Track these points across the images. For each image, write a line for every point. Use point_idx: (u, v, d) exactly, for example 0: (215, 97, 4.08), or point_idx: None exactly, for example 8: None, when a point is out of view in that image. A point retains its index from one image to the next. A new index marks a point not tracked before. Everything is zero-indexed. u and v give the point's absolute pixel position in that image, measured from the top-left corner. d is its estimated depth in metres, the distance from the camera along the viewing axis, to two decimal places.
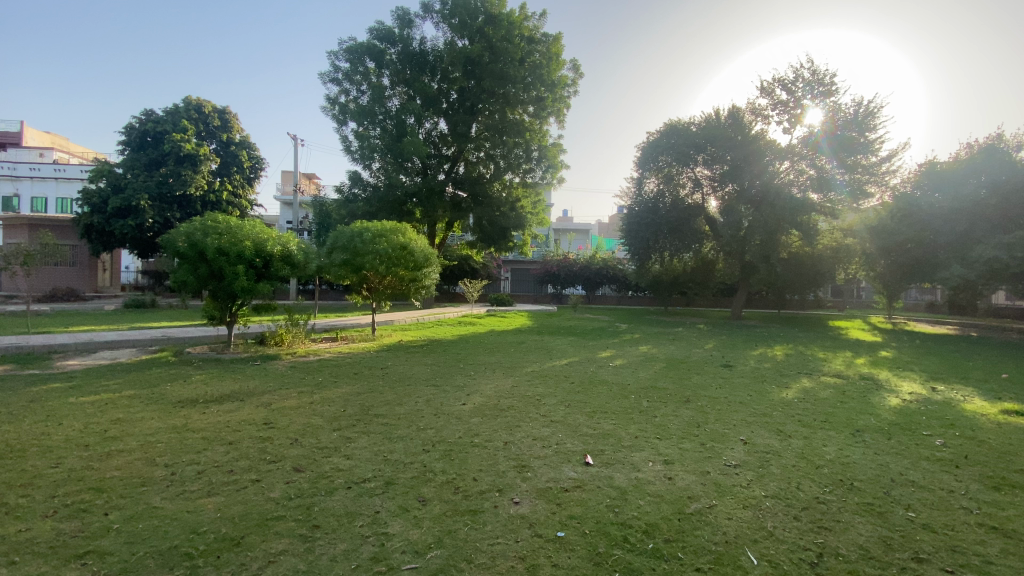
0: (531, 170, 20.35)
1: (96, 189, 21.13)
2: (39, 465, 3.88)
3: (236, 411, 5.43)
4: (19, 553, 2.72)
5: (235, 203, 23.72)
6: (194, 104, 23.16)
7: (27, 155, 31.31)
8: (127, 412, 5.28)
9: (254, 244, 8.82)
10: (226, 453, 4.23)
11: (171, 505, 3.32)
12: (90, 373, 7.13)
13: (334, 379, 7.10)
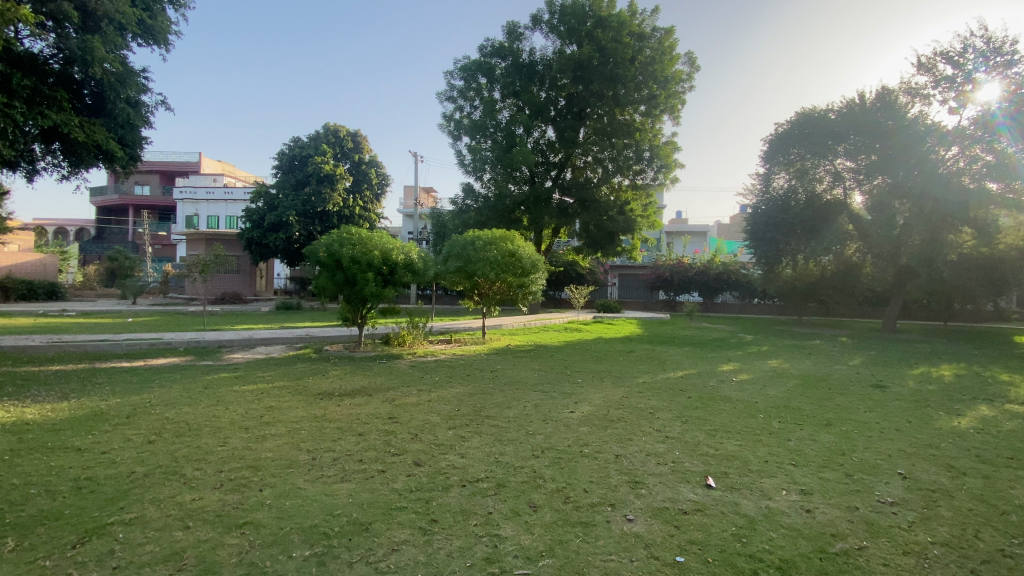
0: (642, 171, 19.82)
1: (257, 208, 24.70)
2: (211, 442, 4.57)
3: (363, 405, 5.92)
4: (195, 518, 3.19)
5: (365, 216, 26.23)
6: (332, 129, 26.06)
7: (205, 180, 37.49)
8: (276, 401, 6.02)
9: (382, 253, 9.63)
10: (357, 443, 4.62)
11: (312, 487, 3.69)
12: (250, 365, 8.31)
13: (448, 380, 7.45)
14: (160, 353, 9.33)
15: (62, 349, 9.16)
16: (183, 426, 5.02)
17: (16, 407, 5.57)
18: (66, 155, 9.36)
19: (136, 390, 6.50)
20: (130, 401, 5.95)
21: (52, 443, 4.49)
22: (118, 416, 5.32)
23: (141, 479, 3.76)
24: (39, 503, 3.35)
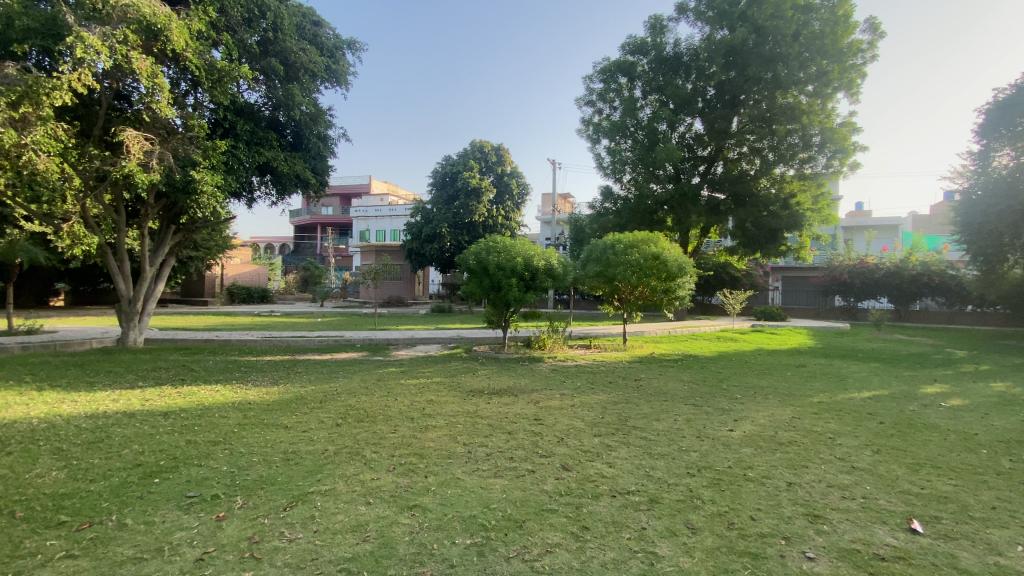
0: (811, 159, 17.54)
1: (416, 222, 27.49)
2: (383, 429, 5.15)
3: (511, 405, 6.14)
4: (374, 496, 3.60)
5: (507, 225, 27.50)
6: (478, 145, 27.83)
7: (373, 200, 42.90)
8: (434, 396, 6.57)
9: (524, 259, 9.95)
10: (507, 441, 4.81)
11: (470, 479, 3.92)
12: (412, 362, 9.23)
13: (591, 386, 7.37)
14: (341, 348, 10.88)
15: (273, 343, 11.23)
16: (361, 413, 5.75)
17: (246, 388, 6.95)
18: (274, 185, 11.41)
19: (325, 379, 7.66)
20: (322, 388, 7.01)
21: (267, 420, 5.49)
22: (313, 401, 6.30)
23: (331, 457, 4.38)
24: (259, 470, 4.10)
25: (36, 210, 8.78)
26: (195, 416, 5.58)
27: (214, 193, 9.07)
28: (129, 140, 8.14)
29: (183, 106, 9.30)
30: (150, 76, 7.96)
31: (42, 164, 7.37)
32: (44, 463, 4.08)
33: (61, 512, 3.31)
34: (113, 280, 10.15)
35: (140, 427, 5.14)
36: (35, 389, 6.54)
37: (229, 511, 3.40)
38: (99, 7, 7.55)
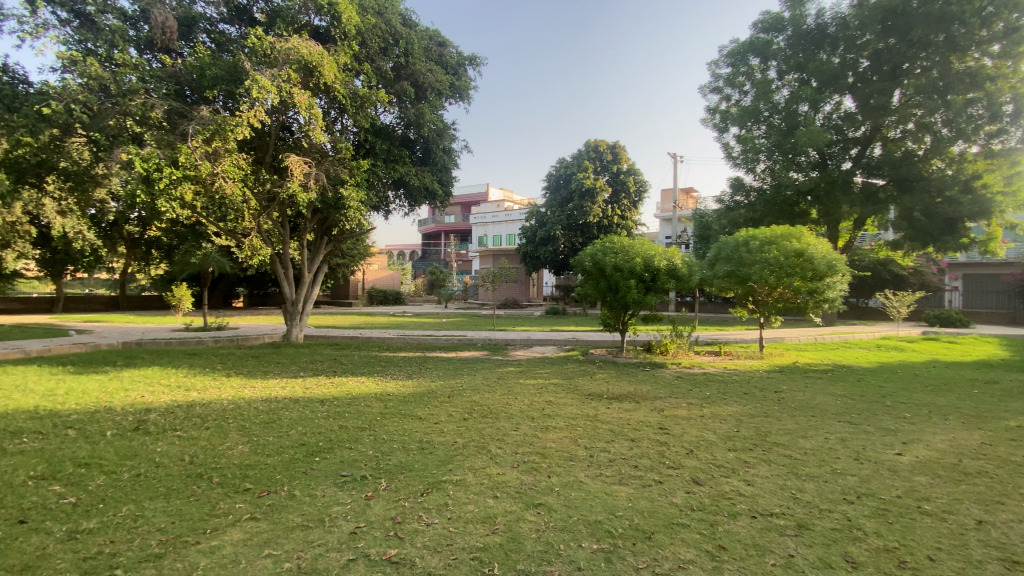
0: (1002, 132, 14.46)
1: (531, 225, 28.08)
2: (506, 426, 5.32)
3: (633, 411, 5.95)
4: (500, 490, 3.73)
5: (624, 225, 26.83)
6: (593, 144, 27.55)
7: (491, 207, 44.76)
8: (554, 397, 6.64)
9: (644, 260, 9.61)
10: (631, 448, 4.66)
11: (594, 483, 3.88)
12: (530, 363, 9.43)
13: (721, 396, 6.84)
14: (465, 347, 11.51)
15: (405, 341, 12.25)
16: (485, 409, 6.01)
17: (385, 381, 7.69)
18: (407, 197, 12.46)
19: (451, 375, 8.17)
20: (449, 384, 7.46)
21: (404, 411, 6.00)
22: (442, 395, 6.75)
23: (460, 449, 4.64)
24: (398, 456, 4.49)
25: (226, 227, 10.62)
26: (345, 404, 6.30)
27: (358, 207, 10.17)
28: (293, 164, 9.45)
29: (332, 131, 10.56)
30: (307, 107, 9.16)
31: (229, 189, 8.88)
32: (234, 438, 4.91)
33: (247, 479, 3.96)
34: (281, 284, 11.87)
35: (302, 412, 5.94)
36: (226, 375, 7.92)
37: (375, 492, 3.76)
38: (269, 53, 8.88)
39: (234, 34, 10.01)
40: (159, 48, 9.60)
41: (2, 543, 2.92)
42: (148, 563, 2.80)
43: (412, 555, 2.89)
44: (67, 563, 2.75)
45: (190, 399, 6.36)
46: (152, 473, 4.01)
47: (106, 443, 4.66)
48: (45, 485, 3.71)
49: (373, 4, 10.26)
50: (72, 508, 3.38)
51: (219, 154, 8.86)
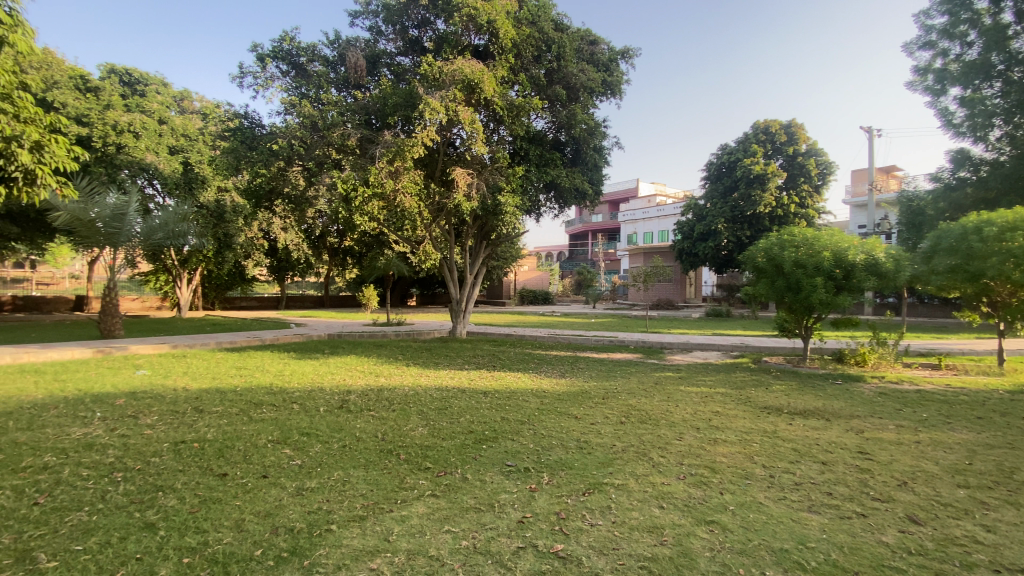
0: None
1: (688, 220, 26.43)
2: (669, 434, 5.07)
3: (822, 430, 5.17)
4: (667, 501, 3.56)
5: (801, 214, 23.65)
6: (763, 126, 24.83)
7: (641, 203, 43.20)
8: (721, 407, 6.12)
9: (834, 255, 8.33)
10: (821, 473, 4.06)
11: (776, 507, 3.47)
12: (691, 368, 8.85)
13: (944, 420, 5.56)
14: (617, 349, 11.30)
15: (558, 340, 12.50)
16: (644, 414, 5.80)
17: (542, 379, 7.94)
18: (558, 200, 12.74)
19: (606, 376, 8.07)
20: (604, 385, 7.39)
21: (561, 409, 6.12)
22: (597, 396, 6.71)
23: (621, 452, 4.56)
24: (558, 452, 4.59)
25: (402, 236, 12.04)
26: (506, 398, 6.66)
27: (515, 212, 10.66)
28: (458, 176, 10.32)
29: (490, 142, 11.27)
30: (470, 122, 9.90)
31: (407, 203, 10.04)
32: (414, 421, 5.54)
33: (427, 459, 4.42)
34: (447, 286, 13.07)
35: (469, 402, 6.44)
36: (405, 365, 8.98)
37: (539, 485, 3.90)
38: (437, 77, 9.80)
39: (408, 64, 11.34)
40: (352, 84, 11.32)
41: (254, 491, 3.71)
42: (355, 523, 3.30)
43: (578, 552, 2.91)
44: (297, 514, 3.38)
45: (378, 385, 7.35)
46: (354, 446, 4.72)
47: (320, 417, 5.64)
48: (279, 447, 4.63)
49: (527, 16, 10.69)
50: (299, 468, 4.15)
51: (398, 172, 10.07)
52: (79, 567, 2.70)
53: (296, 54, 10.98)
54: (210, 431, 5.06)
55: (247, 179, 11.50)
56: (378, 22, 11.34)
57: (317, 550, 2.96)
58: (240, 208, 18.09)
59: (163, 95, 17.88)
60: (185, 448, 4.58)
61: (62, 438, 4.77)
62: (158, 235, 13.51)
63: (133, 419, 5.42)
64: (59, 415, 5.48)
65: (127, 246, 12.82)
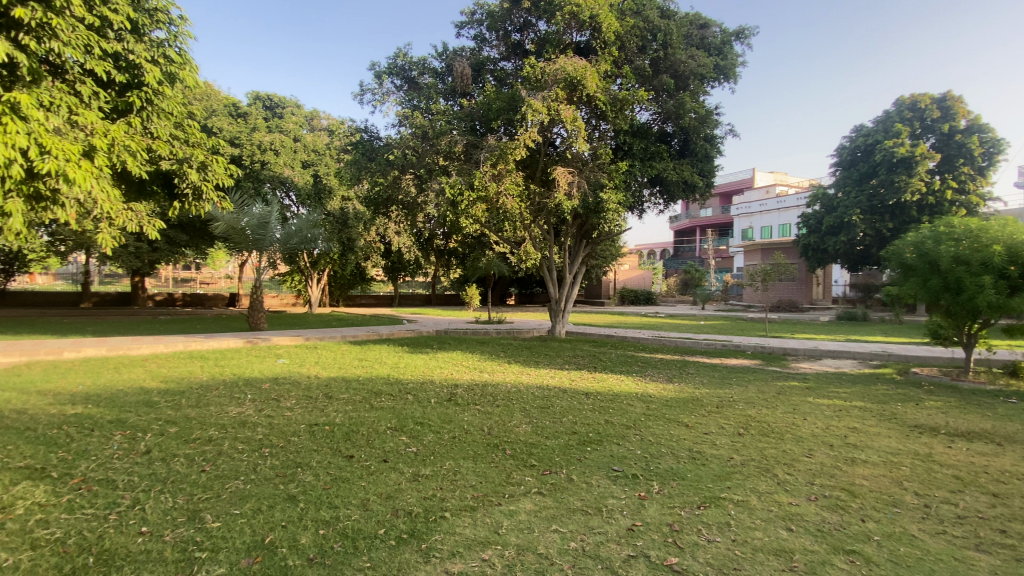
0: None
1: (814, 212, 23.85)
2: (795, 450, 4.59)
3: (996, 458, 4.34)
4: (796, 523, 3.22)
5: (960, 201, 20.20)
6: (908, 102, 21.61)
7: (758, 194, 39.77)
8: (859, 424, 5.41)
9: (1009, 248, 6.97)
10: (994, 507, 3.41)
11: (933, 541, 2.98)
12: (820, 378, 7.95)
13: None
14: (731, 354, 10.51)
15: (664, 343, 11.97)
16: (765, 426, 5.33)
17: (648, 383, 7.64)
18: (664, 194, 12.19)
19: (719, 384, 7.54)
20: (717, 393, 6.91)
21: (669, 415, 5.84)
22: (710, 404, 6.30)
23: (740, 466, 4.21)
24: (669, 461, 4.37)
25: (504, 236, 12.32)
26: (610, 400, 6.51)
27: (617, 209, 10.38)
28: (560, 176, 10.30)
29: (593, 139, 11.13)
30: (572, 121, 9.84)
31: (510, 204, 10.24)
32: (519, 418, 5.63)
33: (533, 457, 4.47)
34: (547, 286, 13.13)
35: (572, 402, 6.41)
36: (508, 363, 9.19)
37: (649, 493, 3.74)
38: (540, 78, 9.89)
39: (511, 68, 11.61)
40: (459, 93, 11.84)
41: (376, 474, 4.01)
42: (466, 513, 3.42)
43: (694, 568, 2.75)
44: (414, 499, 3.59)
45: (483, 380, 7.61)
46: (464, 438, 4.91)
47: (431, 408, 5.96)
48: (396, 435, 4.97)
49: (631, 6, 10.38)
50: (414, 456, 4.42)
51: (502, 174, 10.32)
52: (239, 530, 3.12)
53: (409, 69, 11.76)
54: (338, 416, 5.60)
55: (367, 188, 12.55)
56: (483, 30, 11.72)
57: (432, 536, 3.12)
58: (360, 215, 19.79)
59: (297, 115, 20.17)
60: (318, 430, 5.11)
61: (223, 415, 5.57)
62: (293, 241, 15.18)
63: (277, 402, 6.18)
64: (220, 395, 6.41)
65: (270, 250, 14.65)
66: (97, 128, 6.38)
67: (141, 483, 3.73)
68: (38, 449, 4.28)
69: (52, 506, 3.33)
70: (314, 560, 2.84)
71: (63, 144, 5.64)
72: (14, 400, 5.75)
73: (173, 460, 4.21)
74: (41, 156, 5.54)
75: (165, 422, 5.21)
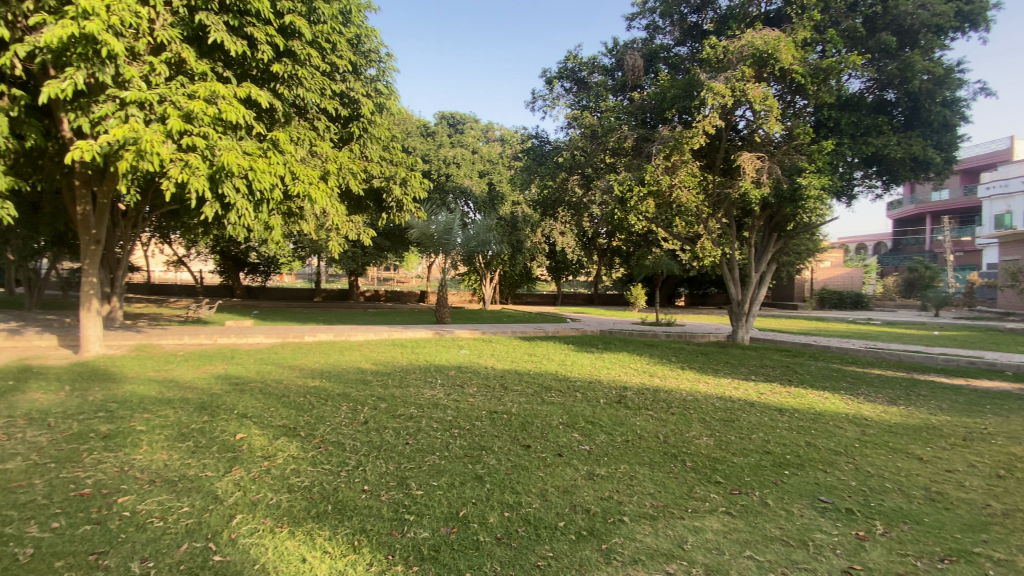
0: None
1: None
2: None
3: None
4: None
5: None
6: None
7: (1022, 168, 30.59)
8: None
9: None
10: None
11: None
12: None
13: None
14: (981, 374, 8.22)
15: (880, 356, 9.97)
16: None
17: (858, 401, 6.44)
18: (882, 175, 10.16)
19: (965, 411, 5.96)
20: (962, 422, 5.49)
21: (893, 444, 4.81)
22: (951, 435, 5.03)
23: (1003, 518, 3.28)
24: (894, 498, 3.61)
25: (676, 232, 11.64)
26: (810, 420, 5.63)
27: (819, 196, 8.98)
28: (745, 162, 9.33)
29: (786, 117, 9.83)
30: (762, 100, 8.83)
31: (685, 198, 9.63)
32: (698, 428, 5.23)
33: (717, 472, 4.10)
34: (727, 285, 12.03)
35: (762, 418, 5.71)
36: (682, 368, 8.66)
37: (870, 533, 3.13)
38: (722, 58, 9.12)
39: (687, 53, 10.94)
40: (630, 87, 11.56)
41: (553, 467, 4.12)
42: (646, 521, 3.29)
43: None
44: (592, 498, 3.58)
45: (656, 385, 7.28)
46: (639, 443, 4.74)
47: (602, 408, 5.91)
48: (569, 431, 5.05)
49: None
50: (588, 454, 4.43)
51: (676, 166, 9.76)
52: (439, 501, 3.48)
53: (579, 70, 11.87)
54: (514, 406, 5.92)
55: (538, 191, 13.06)
56: (655, 18, 11.23)
57: (612, 538, 3.07)
58: (529, 217, 20.72)
59: (475, 129, 22.06)
60: (497, 418, 5.47)
61: (419, 396, 6.35)
62: (472, 244, 16.54)
63: (461, 388, 6.81)
64: (416, 379, 7.33)
65: (453, 253, 16.24)
66: (328, 155, 7.83)
67: (361, 449, 4.45)
68: (291, 412, 5.43)
69: (301, 459, 4.17)
70: (501, 539, 3.03)
71: (307, 170, 7.04)
72: (274, 372, 7.41)
73: (384, 431, 4.94)
74: (294, 181, 7.01)
75: (376, 398, 6.14)
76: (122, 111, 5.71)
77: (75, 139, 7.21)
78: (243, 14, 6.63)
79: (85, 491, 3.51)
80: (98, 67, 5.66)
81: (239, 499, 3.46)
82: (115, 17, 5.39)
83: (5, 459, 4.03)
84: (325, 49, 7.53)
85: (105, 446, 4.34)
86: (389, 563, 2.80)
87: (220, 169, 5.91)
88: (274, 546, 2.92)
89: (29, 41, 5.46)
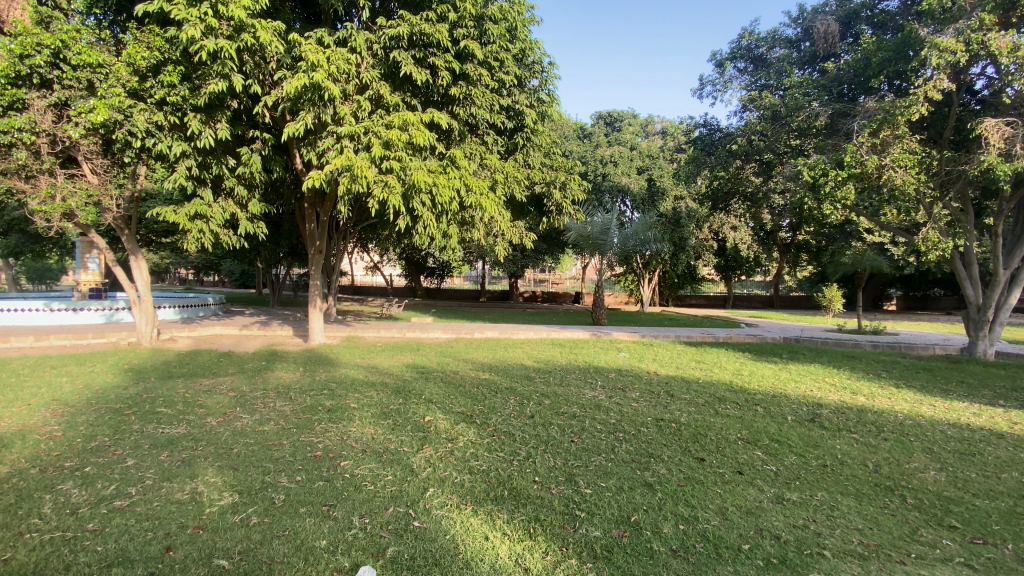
0: None
1: None
2: None
3: None
4: None
5: None
6: None
7: None
8: None
9: None
10: None
11: None
12: None
13: None
14: None
15: None
16: None
17: None
18: None
19: None
20: None
21: None
22: None
23: None
24: None
25: (883, 221, 9.78)
26: None
27: None
28: (989, 130, 7.42)
29: None
30: (1011, 52, 7.03)
31: (901, 180, 7.94)
32: (921, 459, 4.32)
33: (952, 515, 3.33)
34: (960, 285, 9.70)
35: (1017, 454, 4.46)
36: (893, 385, 7.23)
37: None
38: (950, 7, 7.57)
39: (898, 7, 9.10)
40: (821, 57, 10.11)
41: (732, 484, 3.80)
42: (854, 560, 2.83)
43: None
44: (783, 524, 3.20)
45: (859, 404, 6.18)
46: (839, 469, 4.09)
47: (789, 426, 5.25)
48: (750, 448, 4.58)
49: None
50: (775, 475, 3.97)
51: (887, 144, 8.21)
52: (608, 502, 3.49)
53: (756, 46, 10.77)
54: (683, 415, 5.62)
55: (705, 183, 12.15)
56: None
57: (810, 572, 2.71)
58: (692, 212, 19.40)
59: (633, 126, 21.61)
60: (664, 425, 5.24)
61: (582, 395, 6.42)
62: (630, 243, 16.12)
63: (624, 391, 6.70)
64: (578, 378, 7.44)
65: (610, 254, 16.02)
66: (496, 166, 8.42)
67: (531, 441, 4.67)
68: (467, 402, 5.96)
69: (479, 444, 4.56)
70: (678, 552, 2.89)
71: (478, 182, 7.66)
72: (450, 364, 8.22)
73: (550, 427, 5.11)
74: (468, 193, 7.68)
75: (540, 395, 6.39)
76: (339, 143, 6.91)
77: (305, 169, 8.96)
78: (426, 46, 7.54)
79: (317, 453, 4.35)
80: (322, 108, 6.92)
81: (430, 474, 3.92)
82: (333, 66, 6.57)
83: (264, 422, 5.21)
84: (494, 67, 8.10)
85: (329, 418, 5.32)
86: (563, 555, 2.88)
87: (410, 186, 6.79)
88: (461, 520, 3.24)
89: (277, 95, 6.94)
